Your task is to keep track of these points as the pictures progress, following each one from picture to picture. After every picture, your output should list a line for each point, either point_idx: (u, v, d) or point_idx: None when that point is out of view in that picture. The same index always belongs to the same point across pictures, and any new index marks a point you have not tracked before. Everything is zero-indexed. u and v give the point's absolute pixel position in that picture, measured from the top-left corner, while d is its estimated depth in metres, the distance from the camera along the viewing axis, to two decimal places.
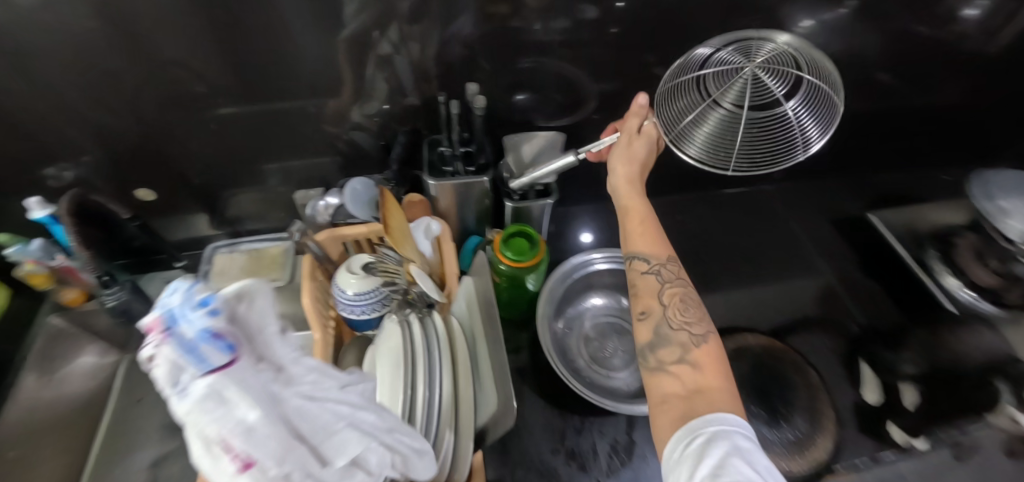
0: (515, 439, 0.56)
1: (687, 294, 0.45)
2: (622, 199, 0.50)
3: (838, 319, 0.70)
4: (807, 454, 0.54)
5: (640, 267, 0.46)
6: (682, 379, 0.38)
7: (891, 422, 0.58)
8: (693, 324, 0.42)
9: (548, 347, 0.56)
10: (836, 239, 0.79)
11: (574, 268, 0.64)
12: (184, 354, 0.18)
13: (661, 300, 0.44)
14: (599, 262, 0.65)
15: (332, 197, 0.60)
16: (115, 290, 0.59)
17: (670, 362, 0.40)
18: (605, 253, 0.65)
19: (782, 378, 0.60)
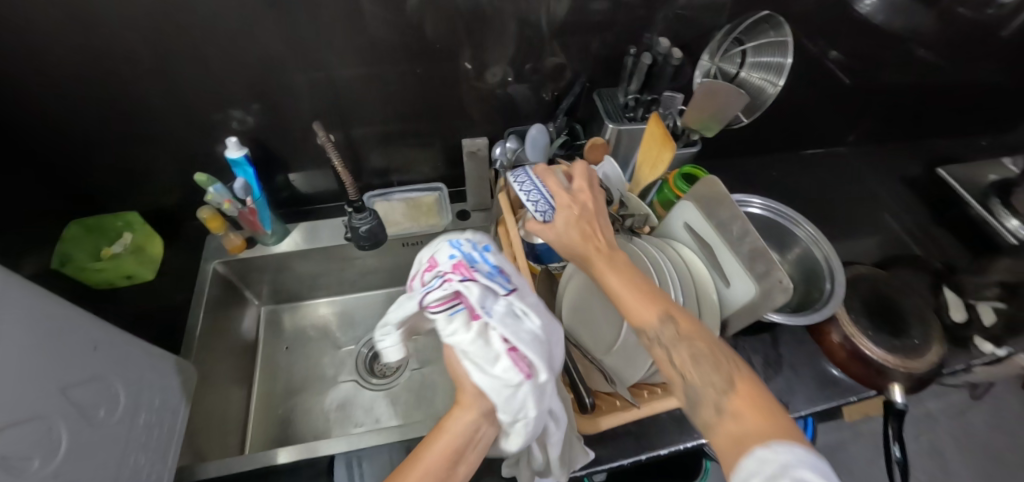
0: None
1: (693, 337, 0.36)
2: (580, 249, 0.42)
3: (920, 257, 0.80)
4: (922, 357, 0.63)
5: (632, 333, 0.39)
6: (736, 440, 0.32)
7: (977, 337, 0.68)
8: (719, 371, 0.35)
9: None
10: (905, 193, 0.89)
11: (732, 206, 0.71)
12: (486, 282, 0.38)
13: (671, 361, 0.36)
14: (755, 206, 0.71)
15: (508, 143, 0.65)
16: (368, 212, 0.63)
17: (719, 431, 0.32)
18: (761, 201, 0.71)
19: (893, 303, 0.69)
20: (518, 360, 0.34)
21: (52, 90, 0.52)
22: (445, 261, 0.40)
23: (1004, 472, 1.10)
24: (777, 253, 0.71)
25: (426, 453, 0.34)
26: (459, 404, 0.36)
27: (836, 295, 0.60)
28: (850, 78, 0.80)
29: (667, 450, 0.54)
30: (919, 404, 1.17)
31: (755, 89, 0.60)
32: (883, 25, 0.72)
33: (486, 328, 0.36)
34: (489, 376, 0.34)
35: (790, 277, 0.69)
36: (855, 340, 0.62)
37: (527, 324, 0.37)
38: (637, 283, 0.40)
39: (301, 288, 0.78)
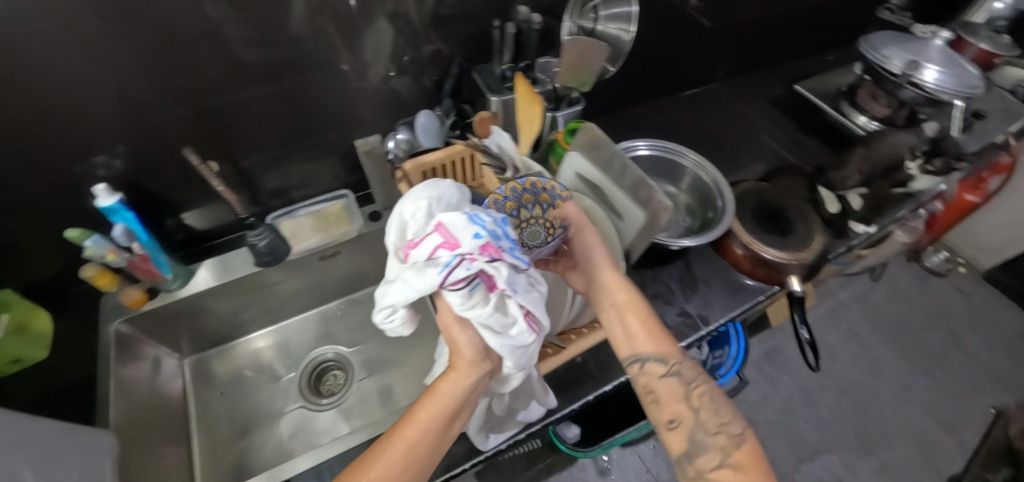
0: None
1: (711, 389, 0.48)
2: (618, 292, 0.50)
3: (796, 165, 0.90)
4: (809, 247, 0.72)
5: (651, 369, 0.47)
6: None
7: (852, 222, 0.80)
8: (727, 426, 0.45)
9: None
10: (775, 113, 1.00)
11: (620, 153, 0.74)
12: (509, 257, 0.39)
13: (688, 405, 0.46)
14: (642, 149, 0.74)
15: (399, 135, 0.65)
16: (264, 227, 0.63)
17: (714, 469, 0.43)
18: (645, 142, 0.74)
19: (778, 208, 0.77)
20: (532, 323, 0.40)
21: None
22: (472, 241, 0.36)
23: (906, 333, 1.28)
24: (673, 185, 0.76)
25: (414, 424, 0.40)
26: (454, 370, 0.42)
27: (728, 210, 0.67)
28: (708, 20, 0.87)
29: (609, 384, 0.59)
30: (831, 295, 1.33)
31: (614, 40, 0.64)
32: None
33: (508, 302, 0.39)
34: (504, 339, 0.40)
35: (688, 205, 0.74)
36: (752, 247, 0.70)
37: (537, 291, 0.42)
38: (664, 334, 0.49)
39: (224, 329, 0.74)
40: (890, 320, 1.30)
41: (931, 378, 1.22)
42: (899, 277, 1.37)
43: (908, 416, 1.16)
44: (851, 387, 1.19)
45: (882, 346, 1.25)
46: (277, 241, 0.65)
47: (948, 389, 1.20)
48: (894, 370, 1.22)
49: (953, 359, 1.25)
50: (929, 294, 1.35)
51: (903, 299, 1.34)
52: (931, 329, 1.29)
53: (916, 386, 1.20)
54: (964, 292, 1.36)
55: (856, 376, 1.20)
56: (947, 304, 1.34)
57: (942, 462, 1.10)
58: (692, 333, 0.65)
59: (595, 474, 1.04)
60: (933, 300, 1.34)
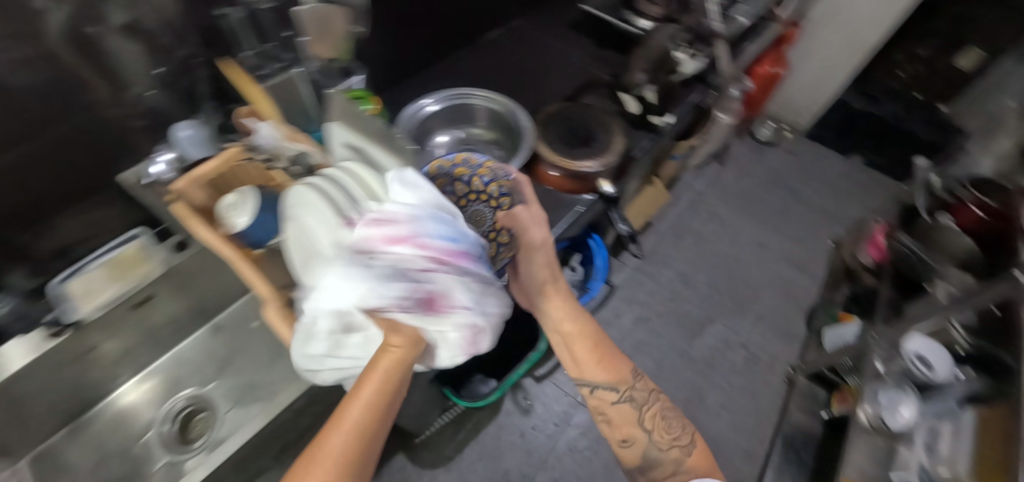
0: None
1: (663, 408, 0.57)
2: (563, 322, 0.55)
3: (598, 78, 0.95)
4: (611, 150, 0.79)
5: (602, 393, 0.56)
6: None
7: (651, 117, 0.88)
8: (679, 439, 0.54)
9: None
10: (576, 34, 1.04)
11: (408, 115, 0.74)
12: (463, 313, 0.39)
13: (642, 428, 0.55)
14: (430, 104, 0.75)
15: (166, 157, 0.60)
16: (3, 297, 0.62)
17: (669, 478, 0.52)
18: (430, 96, 0.76)
19: (580, 123, 0.83)
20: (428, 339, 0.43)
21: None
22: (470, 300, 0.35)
23: (756, 199, 1.42)
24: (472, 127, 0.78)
25: (324, 456, 0.30)
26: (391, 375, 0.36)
27: (529, 127, 0.72)
28: None
29: None
30: (689, 188, 1.43)
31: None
32: None
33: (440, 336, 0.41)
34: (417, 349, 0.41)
35: (496, 139, 0.77)
36: (568, 165, 0.76)
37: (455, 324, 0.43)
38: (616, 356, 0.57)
39: (54, 417, 0.67)
40: (740, 192, 1.44)
41: (784, 231, 1.37)
42: (742, 153, 1.52)
43: (771, 268, 1.30)
44: (721, 260, 1.31)
45: (739, 217, 1.39)
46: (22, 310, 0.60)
47: (800, 235, 1.36)
48: (752, 234, 1.36)
49: (797, 209, 1.41)
50: (767, 161, 1.50)
51: (749, 170, 1.48)
52: (777, 189, 1.44)
53: (773, 242, 1.35)
54: (795, 150, 1.54)
55: (724, 250, 1.33)
56: (783, 164, 1.51)
57: (804, 296, 1.27)
58: None
59: (519, 416, 1.09)
60: (772, 164, 1.50)
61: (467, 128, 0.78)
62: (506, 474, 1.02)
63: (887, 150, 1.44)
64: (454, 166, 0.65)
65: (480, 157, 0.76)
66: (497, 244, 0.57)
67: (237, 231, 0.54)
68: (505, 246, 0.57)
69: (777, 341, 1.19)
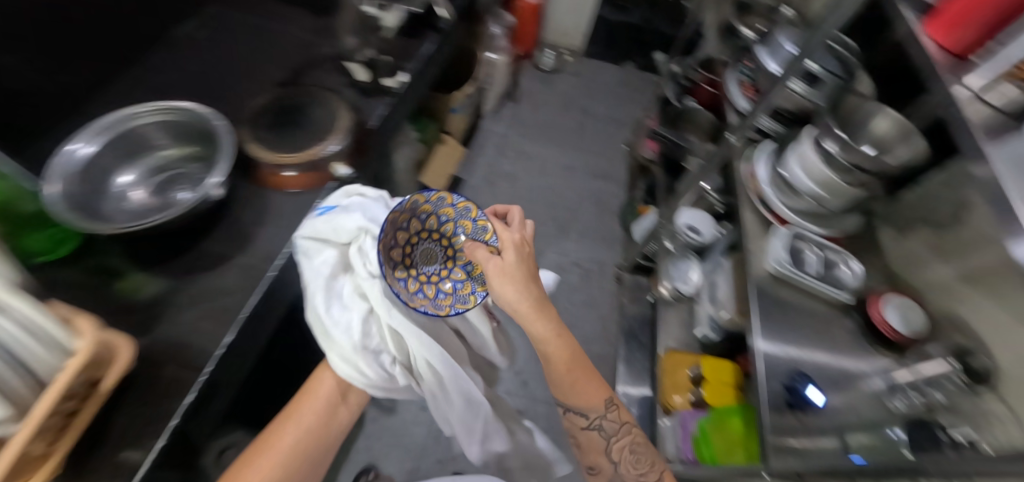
0: (158, 315, 0.61)
1: (631, 442, 0.60)
2: (545, 344, 0.56)
3: (316, 52, 0.85)
4: (338, 128, 0.74)
5: (574, 418, 0.60)
6: None
7: (385, 80, 0.83)
8: (647, 471, 0.59)
9: (65, 212, 0.56)
10: (281, 8, 0.91)
11: (61, 161, 0.61)
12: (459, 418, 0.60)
13: (609, 458, 0.60)
14: (88, 146, 0.64)
15: None
16: None
17: None
18: (81, 137, 0.64)
19: (299, 110, 0.76)
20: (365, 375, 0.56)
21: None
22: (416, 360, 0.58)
23: (555, 127, 1.49)
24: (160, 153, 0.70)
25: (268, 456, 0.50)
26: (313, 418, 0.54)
27: (224, 126, 0.69)
28: None
29: (207, 365, 0.58)
30: (491, 134, 1.44)
31: None
32: None
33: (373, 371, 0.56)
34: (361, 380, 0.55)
35: (201, 155, 0.71)
36: (287, 160, 0.69)
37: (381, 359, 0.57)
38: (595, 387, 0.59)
39: None
40: (539, 125, 1.49)
41: (584, 148, 1.46)
42: (533, 86, 1.56)
43: (582, 186, 1.39)
44: (539, 194, 1.36)
45: (544, 148, 1.44)
46: None
47: (599, 148, 1.46)
48: (559, 161, 1.43)
49: (591, 125, 1.51)
50: (556, 87, 1.57)
51: (542, 101, 1.54)
52: (570, 112, 1.53)
53: (578, 161, 1.44)
54: (577, 70, 1.63)
55: (537, 183, 1.38)
56: (570, 86, 1.59)
57: (614, 201, 1.38)
58: (259, 281, 0.65)
59: (386, 418, 1.06)
60: (561, 89, 1.57)
61: (154, 157, 0.70)
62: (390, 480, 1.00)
63: (646, 50, 1.59)
64: (421, 216, 0.63)
65: (186, 179, 0.70)
66: (472, 277, 0.64)
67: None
68: (468, 266, 0.66)
69: (602, 250, 1.30)
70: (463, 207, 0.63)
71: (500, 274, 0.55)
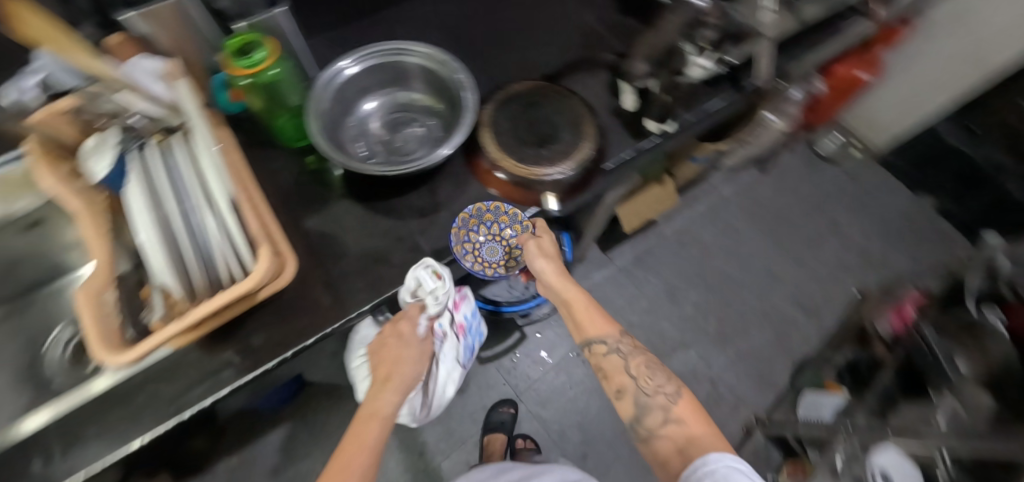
0: (330, 246, 0.63)
1: (646, 360, 0.57)
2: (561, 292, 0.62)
3: (598, 54, 0.76)
4: (575, 157, 0.64)
5: (597, 348, 0.58)
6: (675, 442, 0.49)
7: (645, 120, 0.71)
8: (663, 385, 0.54)
9: (317, 130, 0.58)
10: None
11: (326, 84, 0.61)
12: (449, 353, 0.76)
13: (627, 374, 0.56)
14: (354, 68, 0.62)
15: (39, 76, 0.53)
16: None
17: (660, 426, 0.50)
18: (352, 58, 0.62)
19: (543, 114, 0.66)
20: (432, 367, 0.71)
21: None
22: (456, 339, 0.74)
23: (786, 224, 1.24)
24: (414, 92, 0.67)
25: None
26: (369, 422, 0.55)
27: (469, 101, 0.61)
28: None
29: (335, 323, 0.57)
30: (713, 191, 1.26)
31: None
32: None
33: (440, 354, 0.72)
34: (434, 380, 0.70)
35: (440, 114, 0.67)
36: (504, 165, 0.62)
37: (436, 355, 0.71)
38: (603, 317, 0.60)
39: None
40: (768, 214, 1.25)
41: (803, 267, 1.20)
42: (790, 165, 1.31)
43: (770, 305, 1.15)
44: (719, 283, 1.17)
45: (758, 240, 1.22)
46: None
47: (822, 277, 1.18)
48: (765, 262, 1.20)
49: (829, 246, 1.22)
50: (818, 180, 1.30)
51: (789, 188, 1.28)
52: (817, 217, 1.25)
53: (786, 276, 1.18)
54: (855, 175, 1.31)
55: (724, 270, 1.19)
56: (836, 189, 1.29)
57: (800, 346, 1.11)
58: (420, 270, 0.61)
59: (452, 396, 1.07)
60: (820, 186, 1.29)
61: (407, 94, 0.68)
62: (422, 452, 1.01)
63: (968, 201, 1.17)
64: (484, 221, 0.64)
65: (414, 130, 0.66)
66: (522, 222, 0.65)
67: (97, 182, 0.52)
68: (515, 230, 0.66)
69: (749, 387, 1.07)
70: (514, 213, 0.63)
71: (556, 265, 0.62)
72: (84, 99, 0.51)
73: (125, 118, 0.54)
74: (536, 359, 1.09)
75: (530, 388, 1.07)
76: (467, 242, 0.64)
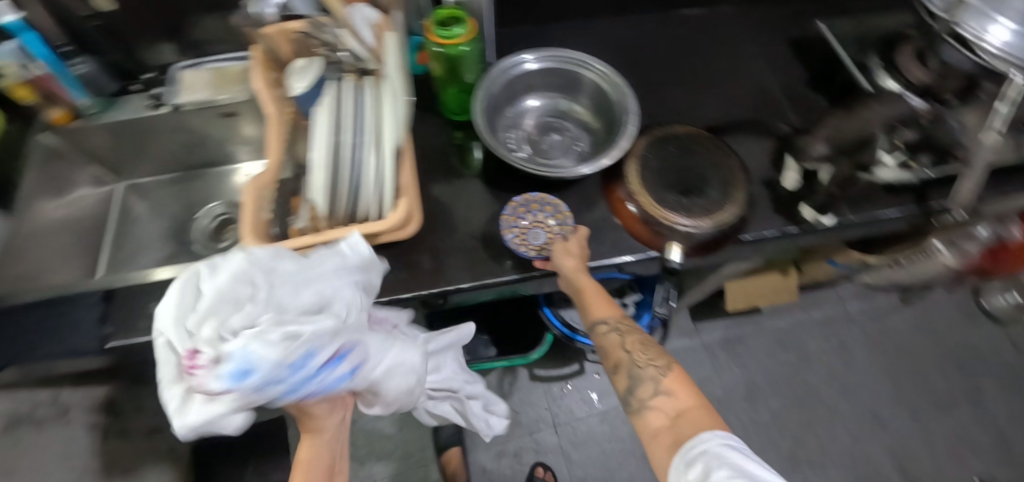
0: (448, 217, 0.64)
1: (642, 336, 0.55)
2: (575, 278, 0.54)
3: (772, 121, 0.71)
4: (714, 216, 0.60)
5: (601, 327, 0.56)
6: (669, 417, 0.47)
7: (803, 206, 0.64)
8: (656, 359, 0.52)
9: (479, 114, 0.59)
10: (788, 55, 0.78)
11: (505, 70, 0.63)
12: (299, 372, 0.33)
13: (624, 350, 0.54)
14: (533, 63, 0.63)
15: (278, 0, 0.62)
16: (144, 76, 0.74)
17: (648, 397, 0.49)
18: (537, 53, 0.63)
19: (696, 163, 0.63)
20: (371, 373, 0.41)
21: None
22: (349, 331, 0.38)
23: (911, 370, 1.10)
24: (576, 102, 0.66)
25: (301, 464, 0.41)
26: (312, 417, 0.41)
27: (628, 131, 0.58)
28: None
29: (431, 289, 0.58)
30: (838, 302, 1.17)
31: None
32: None
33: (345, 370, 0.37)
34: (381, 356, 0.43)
35: (596, 131, 0.65)
36: (643, 202, 0.60)
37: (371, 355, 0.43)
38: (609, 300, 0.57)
39: (159, 166, 0.83)
40: (892, 350, 1.12)
41: (916, 423, 1.04)
42: (937, 306, 1.15)
43: (860, 449, 1.01)
44: (807, 401, 1.06)
45: (871, 374, 1.09)
46: (98, 74, 0.70)
47: (936, 444, 1.02)
48: (871, 399, 1.07)
49: (958, 413, 1.05)
50: (964, 334, 1.14)
51: (926, 331, 1.14)
52: (954, 373, 1.10)
53: (891, 425, 1.04)
54: (1017, 345, 1.12)
55: (818, 388, 1.08)
56: (982, 351, 1.12)
57: None
58: (525, 269, 0.60)
59: None
60: (964, 341, 1.13)
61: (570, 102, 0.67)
62: (449, 432, 1.06)
63: None
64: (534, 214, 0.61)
65: (563, 139, 0.66)
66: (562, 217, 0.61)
67: (292, 95, 0.59)
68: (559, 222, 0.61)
69: None
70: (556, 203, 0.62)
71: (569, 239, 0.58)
72: (319, 26, 0.58)
73: (335, 51, 0.59)
74: (586, 398, 1.08)
75: (571, 422, 1.06)
76: (514, 227, 0.60)
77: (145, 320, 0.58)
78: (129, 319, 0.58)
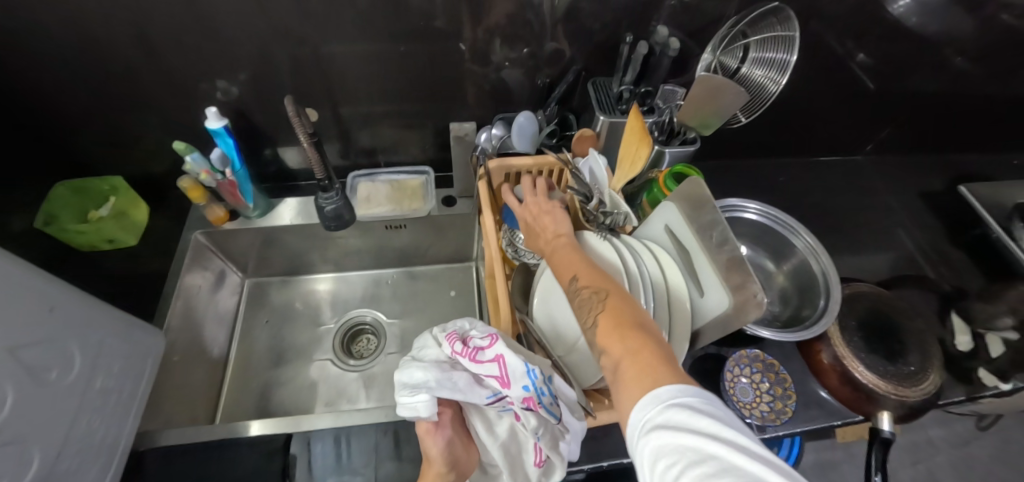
0: None
1: (612, 298, 0.38)
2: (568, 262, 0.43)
3: (928, 277, 0.75)
4: (919, 388, 0.60)
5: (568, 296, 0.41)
6: (614, 373, 0.34)
7: (981, 369, 0.64)
8: (614, 327, 0.35)
9: None
10: (920, 206, 0.85)
11: (724, 211, 0.66)
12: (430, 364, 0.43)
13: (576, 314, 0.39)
14: (751, 212, 0.66)
15: (494, 130, 0.63)
16: (335, 192, 0.63)
17: (624, 390, 0.32)
18: (758, 206, 0.65)
19: (892, 325, 0.64)
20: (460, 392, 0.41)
21: (57, 71, 0.54)
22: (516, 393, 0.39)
23: None
24: (773, 263, 0.66)
25: None
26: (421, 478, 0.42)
27: (830, 310, 0.56)
28: (871, 81, 0.77)
29: None
30: (920, 429, 1.17)
31: (776, 72, 0.53)
32: (896, 32, 0.70)
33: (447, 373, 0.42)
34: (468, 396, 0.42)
35: (784, 289, 0.65)
36: (845, 362, 0.60)
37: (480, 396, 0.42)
38: (582, 265, 0.42)
39: (293, 264, 0.78)
40: None
41: None
42: (1014, 435, 1.18)
43: None
44: None
45: None
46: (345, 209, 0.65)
47: None
48: None
49: None
50: None
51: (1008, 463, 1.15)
52: None
53: None
54: None
55: None
56: None
57: None
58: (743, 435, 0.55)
59: None
60: None
61: (768, 261, 0.67)
62: None
63: None
64: (743, 369, 0.59)
65: None
66: (775, 375, 0.59)
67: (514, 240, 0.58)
68: (767, 378, 0.59)
69: None
70: (767, 361, 0.60)
71: (539, 222, 0.50)
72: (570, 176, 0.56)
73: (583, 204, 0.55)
74: None
75: None
76: (735, 393, 0.57)
77: (334, 477, 0.51)
78: (315, 473, 0.51)
